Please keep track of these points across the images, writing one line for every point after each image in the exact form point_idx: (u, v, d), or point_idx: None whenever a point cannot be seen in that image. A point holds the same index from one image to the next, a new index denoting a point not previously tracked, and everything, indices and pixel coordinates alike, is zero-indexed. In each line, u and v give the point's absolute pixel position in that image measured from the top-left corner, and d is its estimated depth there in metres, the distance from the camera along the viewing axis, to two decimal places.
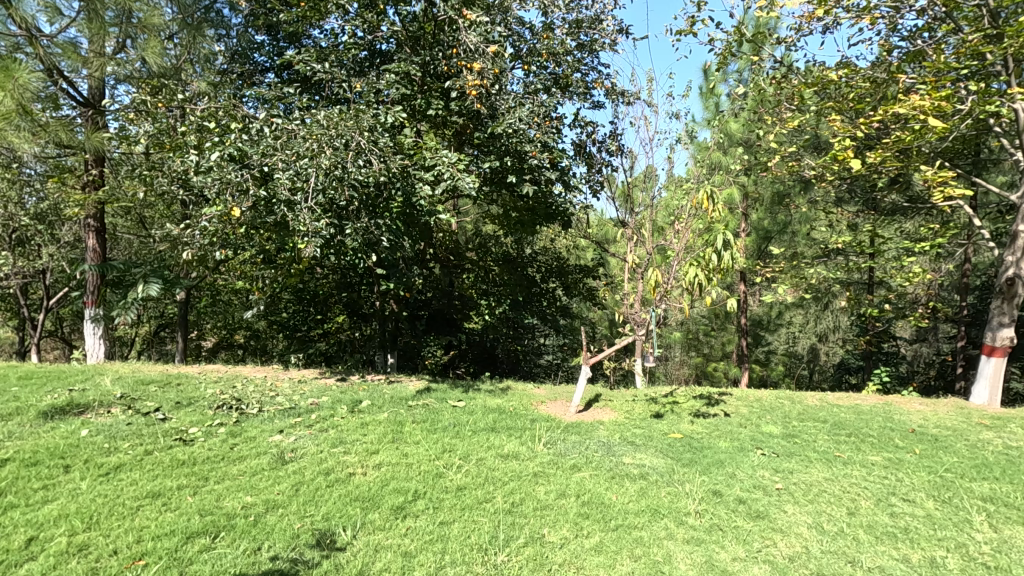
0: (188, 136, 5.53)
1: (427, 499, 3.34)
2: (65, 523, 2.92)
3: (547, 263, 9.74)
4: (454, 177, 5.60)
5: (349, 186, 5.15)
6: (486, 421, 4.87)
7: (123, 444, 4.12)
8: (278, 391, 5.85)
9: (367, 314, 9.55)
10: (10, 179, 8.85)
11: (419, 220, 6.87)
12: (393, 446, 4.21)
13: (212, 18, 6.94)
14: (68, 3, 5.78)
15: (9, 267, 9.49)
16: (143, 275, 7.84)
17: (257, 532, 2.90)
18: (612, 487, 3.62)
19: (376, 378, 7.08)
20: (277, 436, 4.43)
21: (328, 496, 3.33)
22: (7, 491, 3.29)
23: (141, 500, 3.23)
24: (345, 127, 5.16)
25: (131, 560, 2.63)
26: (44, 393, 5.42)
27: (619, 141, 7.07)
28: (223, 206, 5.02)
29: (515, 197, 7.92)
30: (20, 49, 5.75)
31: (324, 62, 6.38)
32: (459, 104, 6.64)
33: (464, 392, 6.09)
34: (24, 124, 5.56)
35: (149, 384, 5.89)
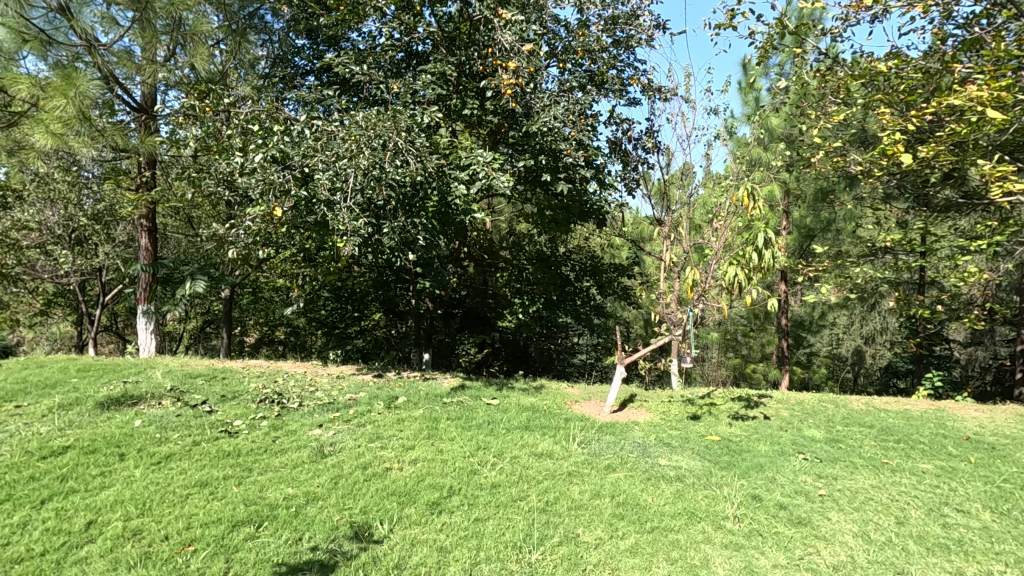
0: (233, 139, 5.73)
1: (462, 496, 3.37)
2: (121, 508, 3.08)
3: (581, 262, 9.68)
4: (488, 176, 5.61)
5: (386, 186, 5.24)
6: (519, 419, 4.88)
7: (173, 434, 4.31)
8: (318, 387, 6.00)
9: (403, 311, 9.69)
10: (70, 182, 9.36)
11: (454, 220, 6.93)
12: (428, 442, 4.26)
13: (255, 24, 7.17)
14: (123, 13, 6.04)
15: (69, 265, 10.03)
16: (190, 273, 8.17)
17: (298, 523, 2.98)
18: (648, 488, 3.58)
19: (411, 374, 7.18)
20: (316, 430, 4.55)
21: (366, 490, 3.40)
22: (68, 477, 3.48)
23: (190, 488, 3.38)
24: (383, 128, 5.25)
25: (180, 546, 2.74)
26: (100, 384, 5.72)
27: (655, 138, 6.98)
28: (266, 206, 5.19)
29: (549, 196, 7.90)
30: (80, 58, 6.03)
31: (362, 64, 6.51)
32: (494, 104, 6.66)
33: (498, 390, 6.13)
34: (83, 130, 5.87)
35: (196, 378, 6.14)
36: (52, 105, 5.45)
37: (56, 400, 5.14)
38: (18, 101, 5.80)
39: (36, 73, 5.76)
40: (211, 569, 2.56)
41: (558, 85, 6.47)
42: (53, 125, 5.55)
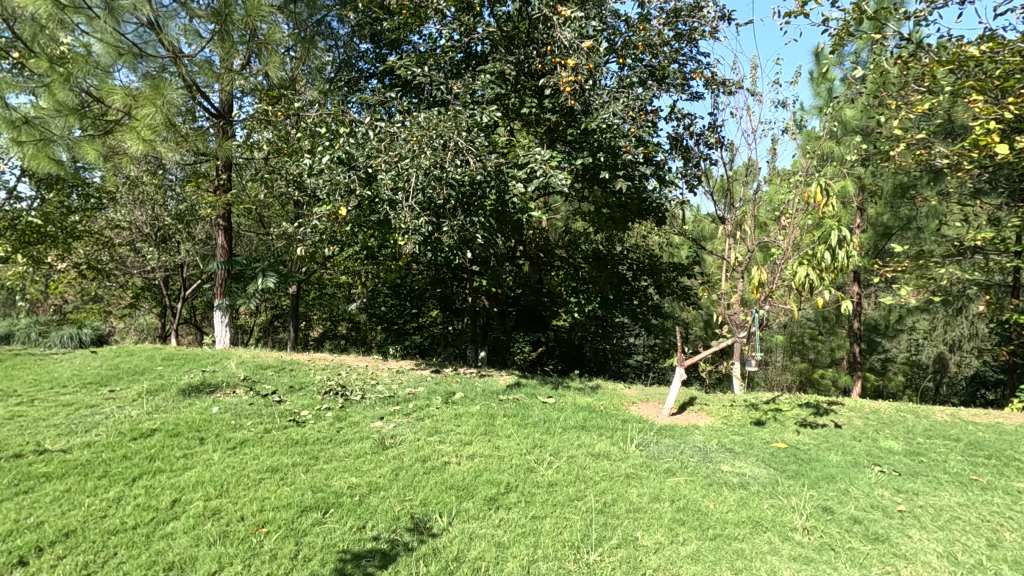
0: (303, 141, 6.01)
1: (519, 493, 3.39)
2: (201, 489, 3.30)
3: (639, 261, 9.50)
4: (546, 174, 5.57)
5: (446, 185, 5.33)
6: (576, 419, 4.86)
7: (247, 421, 4.57)
8: (379, 380, 6.21)
9: (460, 308, 9.84)
10: (156, 183, 10.10)
11: (512, 218, 6.98)
12: (486, 438, 4.32)
13: (323, 31, 7.51)
14: (205, 25, 6.43)
15: (154, 261, 10.82)
16: (262, 269, 8.63)
17: (362, 512, 3.09)
18: (709, 495, 3.47)
19: (468, 371, 7.29)
20: (378, 422, 4.70)
21: (426, 482, 3.48)
22: (156, 458, 3.77)
23: (262, 473, 3.57)
24: (444, 128, 5.34)
25: (255, 527, 2.91)
26: (182, 372, 6.15)
27: (718, 133, 6.76)
28: (332, 205, 5.41)
29: (607, 193, 7.81)
30: (165, 67, 6.53)
31: (423, 66, 6.67)
32: (552, 101, 6.64)
33: (554, 389, 6.12)
34: (169, 136, 6.32)
35: (267, 369, 6.48)
36: (142, 113, 5.89)
37: (145, 385, 5.58)
38: (113, 110, 6.30)
39: (130, 85, 6.21)
40: (283, 551, 2.70)
41: (618, 81, 6.37)
42: (144, 132, 6.00)
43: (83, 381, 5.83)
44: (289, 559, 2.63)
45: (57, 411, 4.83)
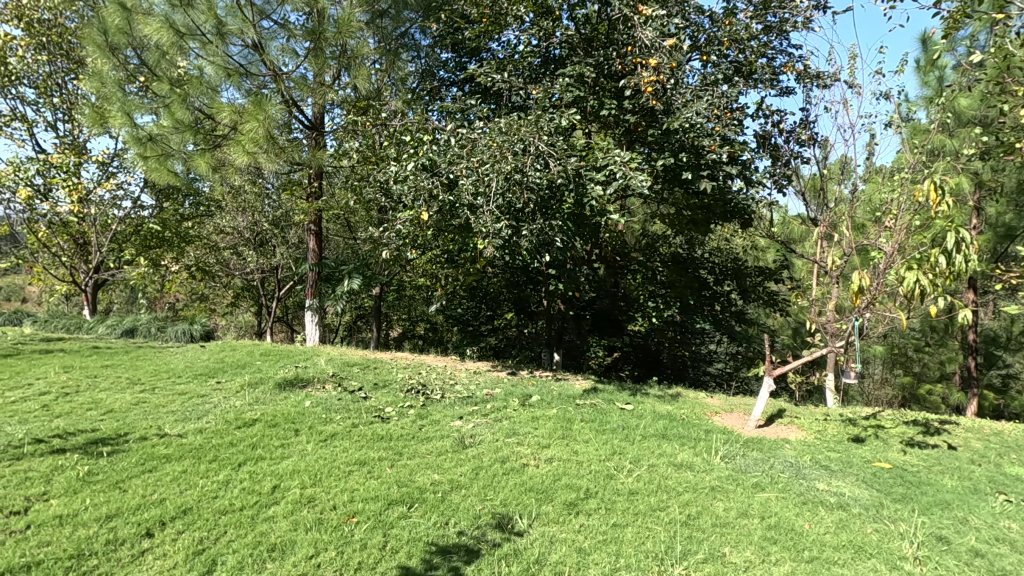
0: (389, 149, 6.30)
1: (599, 499, 3.35)
2: (298, 477, 3.53)
3: (721, 264, 9.12)
4: (626, 176, 5.47)
5: (526, 189, 5.37)
6: (656, 427, 4.73)
7: (336, 415, 4.84)
8: (457, 380, 6.37)
9: (535, 311, 9.89)
10: (256, 192, 10.90)
11: (590, 221, 6.93)
12: (563, 442, 4.30)
13: (407, 42, 7.82)
14: (300, 44, 6.91)
15: (253, 264, 11.71)
16: (349, 272, 9.08)
17: (445, 508, 3.17)
18: (804, 514, 3.26)
19: (544, 374, 7.31)
20: (457, 421, 4.82)
21: (505, 483, 3.52)
22: (258, 446, 4.07)
23: (352, 466, 3.76)
24: (524, 133, 5.40)
25: (346, 516, 3.06)
26: (278, 367, 6.62)
27: (811, 129, 6.36)
28: (415, 210, 5.61)
29: (688, 195, 7.56)
30: (266, 85, 7.00)
31: (503, 72, 6.79)
32: (632, 102, 6.53)
33: (632, 395, 6.00)
34: (269, 148, 6.82)
35: (353, 366, 6.83)
36: (246, 127, 6.41)
37: (247, 378, 6.05)
38: (222, 126, 6.89)
39: (234, 102, 6.81)
40: (372, 540, 2.83)
41: (700, 79, 6.15)
42: (248, 145, 6.51)
43: (194, 372, 6.42)
44: (378, 550, 2.75)
45: (174, 398, 5.35)
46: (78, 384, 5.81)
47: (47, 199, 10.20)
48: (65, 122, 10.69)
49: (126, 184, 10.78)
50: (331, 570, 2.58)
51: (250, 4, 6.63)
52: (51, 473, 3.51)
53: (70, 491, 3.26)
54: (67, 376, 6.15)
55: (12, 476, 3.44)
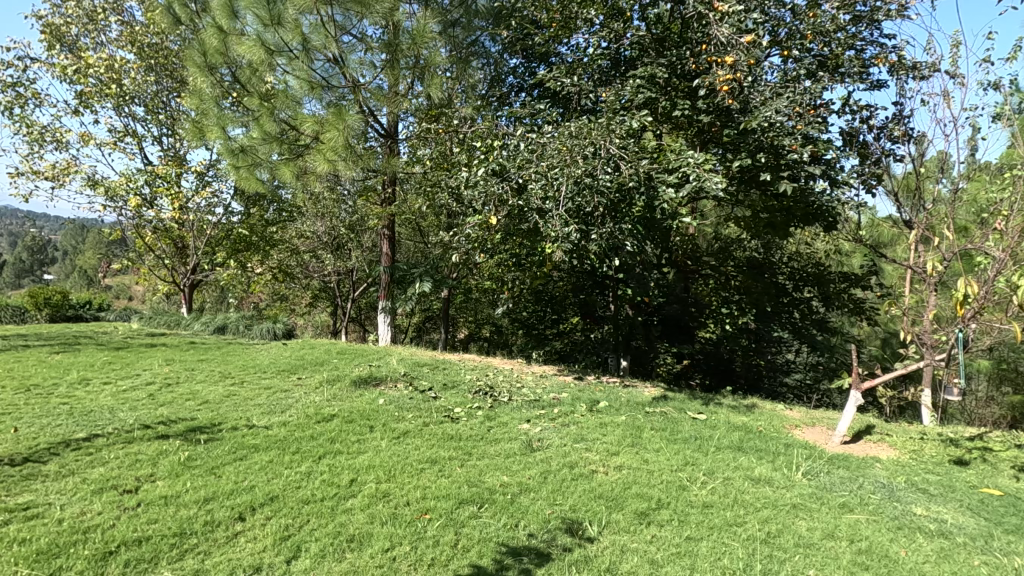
0: (460, 156, 6.45)
1: (672, 510, 3.26)
2: (374, 472, 3.67)
3: (801, 269, 8.64)
4: (700, 178, 5.30)
5: (596, 193, 5.32)
6: (731, 438, 4.55)
7: (408, 413, 4.99)
8: (524, 383, 6.41)
9: (601, 316, 9.77)
10: (334, 198, 11.46)
11: (661, 224, 6.81)
12: (633, 450, 4.23)
13: (477, 50, 7.99)
14: (378, 56, 7.21)
15: (331, 266, 12.32)
16: (420, 275, 9.35)
17: (514, 511, 3.20)
18: (899, 540, 3.02)
19: (612, 379, 7.20)
20: (525, 424, 4.85)
21: (574, 489, 3.50)
22: (336, 439, 4.29)
23: (423, 463, 3.86)
24: (595, 136, 5.37)
25: (419, 513, 3.15)
26: (354, 365, 6.93)
27: (906, 125, 5.91)
28: (484, 215, 5.72)
29: (767, 197, 7.21)
30: (345, 97, 7.34)
31: (572, 76, 6.80)
32: (707, 102, 6.32)
33: (705, 404, 5.80)
34: (348, 157, 7.16)
35: (423, 366, 7.03)
36: (327, 137, 6.80)
37: (325, 375, 6.39)
38: (305, 136, 7.31)
39: (316, 113, 7.20)
40: (444, 538, 2.89)
41: (780, 75, 5.88)
42: (329, 154, 6.90)
43: (278, 368, 6.83)
44: (450, 547, 2.81)
45: (260, 392, 5.72)
46: (178, 375, 6.34)
47: (152, 207, 11.20)
48: (169, 136, 11.71)
49: (220, 192, 11.66)
50: (406, 565, 2.67)
51: (332, 21, 6.88)
52: (157, 457, 3.85)
53: (173, 474, 3.56)
54: (169, 368, 6.73)
55: (124, 458, 3.79)
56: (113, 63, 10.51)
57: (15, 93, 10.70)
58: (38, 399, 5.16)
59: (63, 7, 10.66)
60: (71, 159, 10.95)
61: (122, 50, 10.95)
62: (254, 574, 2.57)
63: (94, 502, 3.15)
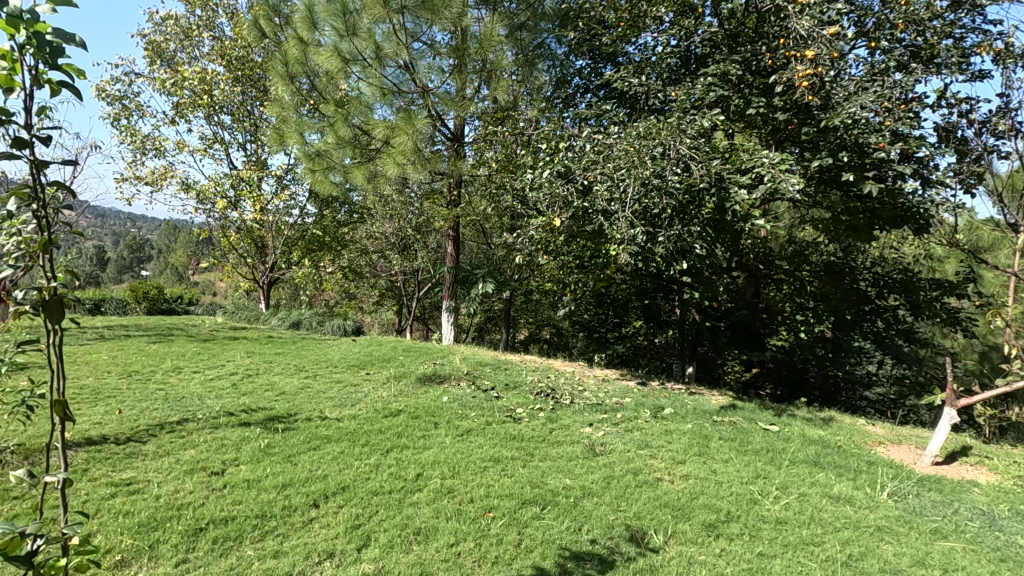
0: (525, 158, 6.44)
1: (743, 524, 3.13)
2: (439, 468, 3.76)
3: (887, 275, 7.96)
4: (775, 179, 5.05)
5: (665, 194, 5.19)
6: (808, 452, 4.31)
7: (471, 412, 5.08)
8: (586, 387, 6.36)
9: (665, 320, 9.50)
10: (402, 201, 11.82)
11: (732, 226, 6.57)
12: (700, 459, 4.10)
13: (543, 52, 8.02)
14: (446, 61, 7.38)
15: (397, 266, 12.71)
16: (483, 276, 9.49)
17: (577, 514, 3.18)
18: (1002, 573, 2.76)
19: (676, 386, 7.00)
20: (587, 428, 4.81)
21: (639, 496, 3.44)
22: (403, 434, 4.43)
23: (487, 462, 3.92)
24: (664, 137, 5.25)
25: (482, 510, 3.20)
26: (419, 363, 7.13)
27: (1012, 118, 5.38)
28: (548, 216, 5.72)
29: (849, 198, 6.78)
30: (414, 101, 7.55)
31: (640, 76, 6.66)
32: (784, 99, 6.02)
33: (777, 415, 5.53)
34: (416, 161, 7.38)
35: (485, 366, 7.13)
36: (397, 141, 7.06)
37: (392, 371, 6.61)
38: (376, 141, 7.60)
39: (386, 118, 7.47)
40: (507, 537, 2.92)
41: (867, 68, 5.48)
42: (398, 158, 7.16)
43: (348, 363, 7.14)
44: (513, 546, 2.83)
45: (332, 386, 5.99)
46: (258, 367, 6.74)
47: (236, 209, 11.98)
48: (251, 142, 12.47)
49: (296, 195, 12.31)
50: (470, 561, 2.72)
51: (403, 28, 7.08)
52: (240, 442, 4.11)
53: (255, 459, 3.80)
54: (249, 360, 7.19)
55: (211, 442, 4.08)
56: (205, 76, 11.33)
57: (121, 105, 11.75)
58: (137, 384, 5.66)
59: (163, 25, 11.59)
60: (167, 164, 11.92)
61: (212, 63, 11.76)
62: (328, 559, 2.70)
63: (186, 481, 3.41)
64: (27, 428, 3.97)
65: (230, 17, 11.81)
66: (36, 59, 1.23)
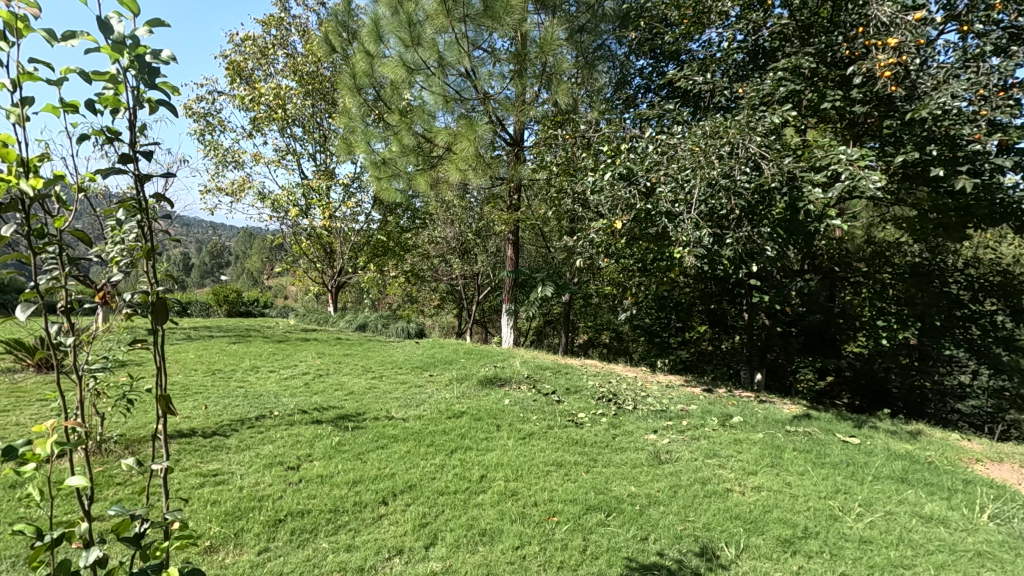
0: (586, 160, 6.36)
1: (823, 541, 2.96)
2: (502, 470, 3.79)
3: (984, 277, 7.30)
4: (854, 176, 4.73)
5: (734, 195, 5.00)
6: (894, 468, 4.02)
7: (533, 415, 5.09)
8: (649, 393, 6.23)
9: (733, 325, 9.31)
10: (462, 206, 12.03)
11: (805, 227, 6.24)
12: (773, 471, 3.91)
13: (603, 53, 7.95)
14: (506, 67, 7.46)
15: (458, 270, 12.96)
16: (543, 279, 9.53)
17: (644, 522, 3.12)
18: None
19: (745, 393, 6.72)
20: (652, 435, 4.71)
21: (708, 507, 3.32)
22: (467, 435, 4.50)
23: (550, 466, 3.91)
24: (732, 135, 5.08)
25: (547, 515, 3.19)
26: (479, 366, 7.22)
27: None
28: (609, 219, 5.62)
29: (937, 194, 6.28)
30: (474, 108, 7.67)
31: (705, 74, 6.46)
32: (863, 91, 5.66)
33: (856, 427, 5.20)
34: (477, 166, 7.50)
35: (546, 370, 7.12)
36: (460, 148, 7.21)
37: (454, 373, 6.73)
38: (438, 148, 7.78)
39: (448, 125, 7.64)
40: (573, 542, 2.90)
41: (958, 55, 5.08)
42: (460, 164, 7.33)
43: (412, 364, 7.33)
44: (579, 552, 2.81)
45: (397, 386, 6.18)
46: (328, 368, 7.04)
47: (307, 216, 12.58)
48: (320, 152, 13.07)
49: (362, 202, 12.80)
50: (536, 565, 2.71)
51: (465, 37, 7.24)
52: (313, 439, 4.31)
53: (327, 456, 3.97)
54: (320, 360, 7.53)
55: (288, 438, 4.30)
56: (279, 91, 11.98)
57: (205, 122, 12.62)
58: (220, 382, 6.04)
59: (242, 45, 12.35)
60: (245, 176, 12.70)
61: (286, 79, 12.41)
62: (397, 555, 2.77)
63: (265, 475, 3.60)
64: (128, 419, 4.34)
65: (302, 35, 12.45)
66: (138, 80, 1.34)
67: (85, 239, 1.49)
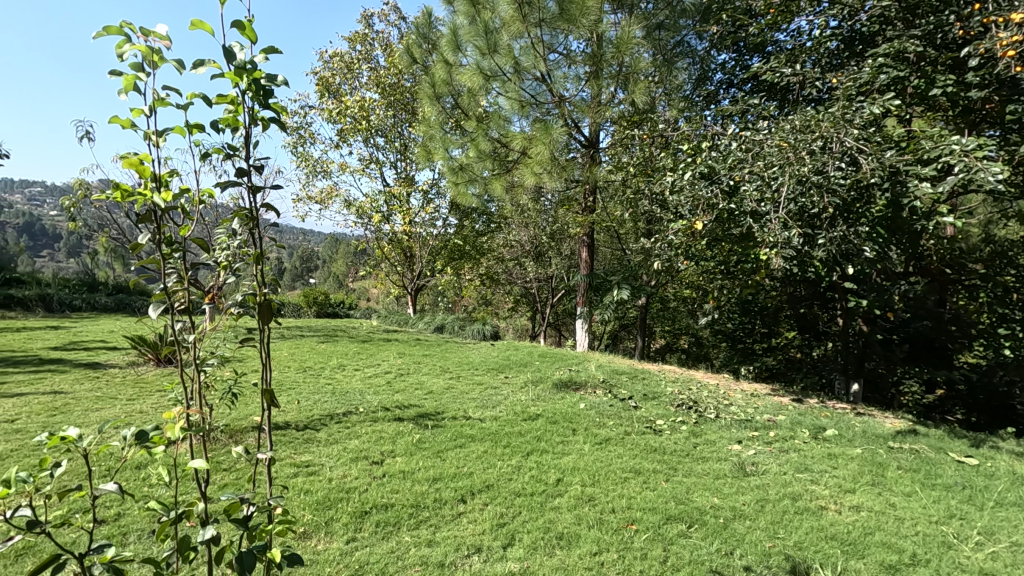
0: (663, 160, 6.18)
1: (934, 570, 2.70)
2: (579, 475, 3.76)
3: None
4: (970, 169, 4.25)
5: (827, 192, 4.67)
6: (1021, 494, 3.59)
7: (609, 421, 5.01)
8: (732, 401, 5.94)
9: (825, 331, 8.69)
10: (537, 210, 12.08)
11: (910, 226, 5.72)
12: (874, 490, 3.61)
13: (682, 50, 7.71)
14: (581, 69, 7.45)
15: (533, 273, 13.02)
16: (619, 282, 9.37)
17: (729, 536, 2.98)
18: None
19: (841, 405, 6.25)
20: (736, 445, 4.49)
21: (799, 524, 3.12)
22: (542, 438, 4.51)
23: (628, 473, 3.83)
24: (824, 128, 4.76)
25: (625, 522, 3.13)
26: (554, 369, 7.21)
27: None
28: (688, 220, 5.44)
29: None
30: (549, 111, 7.69)
31: (794, 65, 6.10)
32: (980, 74, 5.11)
33: (974, 446, 4.68)
34: (552, 169, 7.50)
35: (622, 374, 6.98)
36: (535, 151, 7.28)
37: (528, 376, 6.77)
38: (514, 152, 7.88)
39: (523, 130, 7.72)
40: (652, 552, 2.83)
41: None
42: (536, 167, 7.40)
43: (488, 366, 7.44)
44: (659, 563, 2.74)
45: (473, 387, 6.30)
46: (408, 368, 7.31)
47: (389, 222, 13.14)
48: (401, 160, 13.61)
49: (440, 207, 13.19)
50: (613, 571, 2.68)
51: (541, 41, 7.30)
52: (396, 436, 4.50)
53: (409, 453, 4.12)
54: (400, 360, 7.83)
55: (372, 434, 4.51)
56: (364, 103, 12.60)
57: (297, 135, 13.52)
58: (310, 378, 6.45)
59: (331, 61, 13.13)
60: (332, 184, 13.47)
61: (369, 91, 13.05)
62: (475, 553, 2.83)
63: (351, 468, 3.80)
64: (232, 411, 4.73)
65: (384, 49, 13.05)
66: (253, 101, 1.46)
67: (204, 245, 1.64)
